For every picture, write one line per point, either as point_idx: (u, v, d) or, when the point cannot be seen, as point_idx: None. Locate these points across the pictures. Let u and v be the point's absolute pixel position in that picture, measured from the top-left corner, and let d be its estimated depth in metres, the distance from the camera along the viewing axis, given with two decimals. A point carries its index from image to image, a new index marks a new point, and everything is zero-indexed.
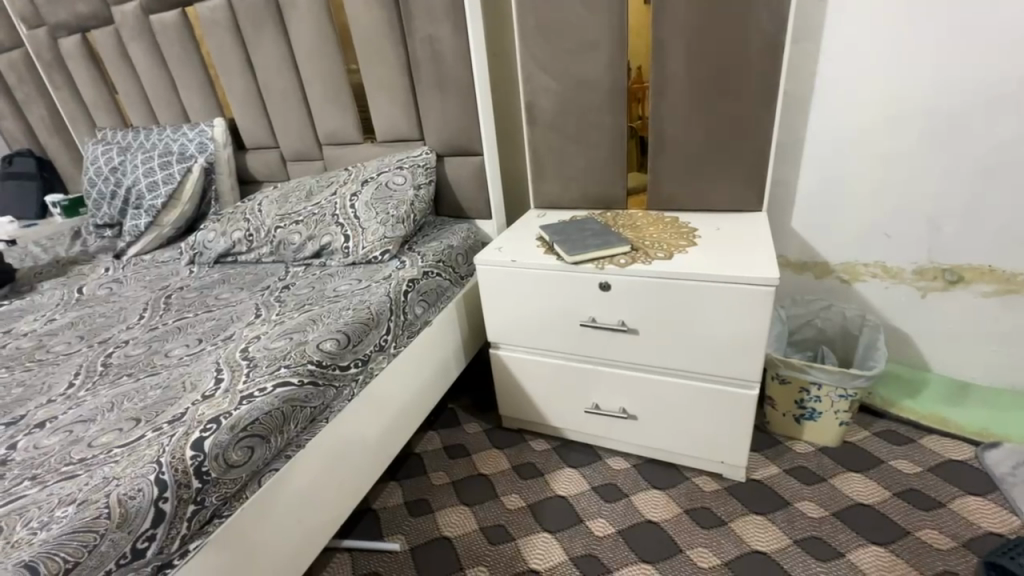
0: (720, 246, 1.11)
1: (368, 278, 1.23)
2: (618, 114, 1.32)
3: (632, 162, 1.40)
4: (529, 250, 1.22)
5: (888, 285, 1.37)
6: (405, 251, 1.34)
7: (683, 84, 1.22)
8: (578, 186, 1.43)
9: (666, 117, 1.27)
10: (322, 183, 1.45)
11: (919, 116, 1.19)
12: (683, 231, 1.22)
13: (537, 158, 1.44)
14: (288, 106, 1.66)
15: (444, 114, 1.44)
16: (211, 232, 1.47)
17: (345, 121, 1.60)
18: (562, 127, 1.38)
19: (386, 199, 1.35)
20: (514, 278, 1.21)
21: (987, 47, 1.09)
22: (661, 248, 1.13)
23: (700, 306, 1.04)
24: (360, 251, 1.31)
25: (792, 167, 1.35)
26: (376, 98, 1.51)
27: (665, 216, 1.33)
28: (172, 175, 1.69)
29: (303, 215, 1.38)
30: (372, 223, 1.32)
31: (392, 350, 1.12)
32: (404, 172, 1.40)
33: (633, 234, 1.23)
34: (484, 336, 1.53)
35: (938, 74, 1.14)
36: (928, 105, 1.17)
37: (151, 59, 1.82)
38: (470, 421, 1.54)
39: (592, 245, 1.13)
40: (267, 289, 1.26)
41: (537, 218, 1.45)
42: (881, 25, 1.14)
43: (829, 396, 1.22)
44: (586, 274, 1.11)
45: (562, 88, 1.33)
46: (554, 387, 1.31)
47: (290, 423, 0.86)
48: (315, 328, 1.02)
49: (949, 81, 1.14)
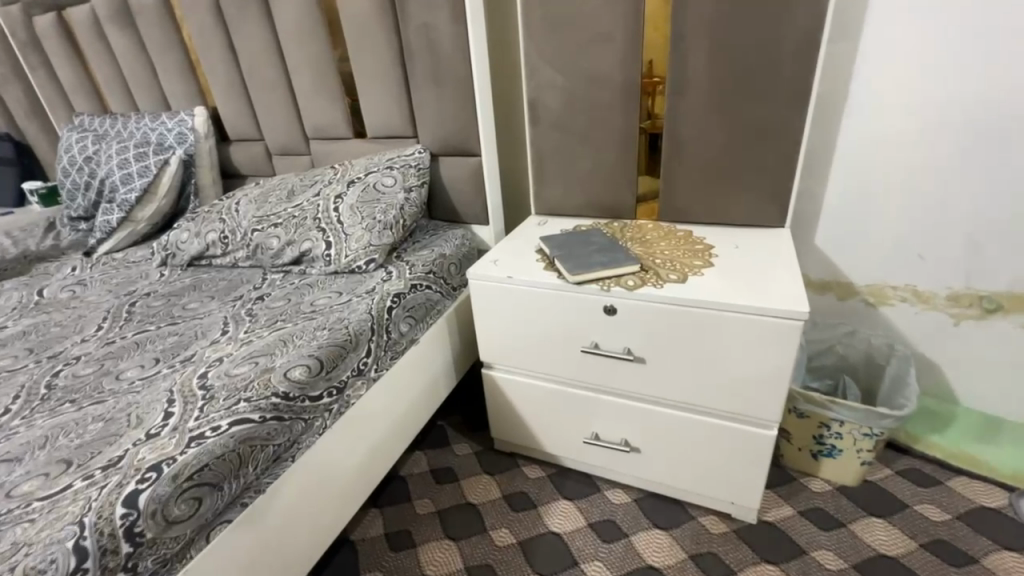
0: (740, 269, 0.99)
1: (350, 291, 1.12)
2: (630, 115, 1.19)
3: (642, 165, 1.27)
4: (527, 264, 1.11)
5: (918, 311, 1.26)
6: (392, 260, 1.24)
7: (704, 84, 1.09)
8: (583, 194, 1.32)
9: (685, 119, 1.14)
10: (306, 183, 1.34)
11: (952, 129, 1.08)
12: (697, 249, 1.11)
13: (539, 162, 1.33)
14: (274, 97, 1.54)
15: (439, 110, 1.32)
16: (185, 232, 1.36)
17: (333, 114, 1.48)
18: (567, 129, 1.26)
19: (374, 203, 1.24)
20: (510, 296, 1.10)
21: (1003, 62, 0.99)
22: (675, 270, 1.02)
23: (716, 337, 0.93)
24: (343, 259, 1.19)
25: (817, 176, 1.23)
26: (366, 90, 1.39)
27: (677, 229, 1.22)
28: (148, 168, 1.57)
29: (282, 217, 1.26)
30: (357, 229, 1.21)
31: (372, 373, 1.02)
32: (395, 174, 1.29)
33: (643, 250, 1.12)
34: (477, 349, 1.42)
35: (977, 82, 1.02)
36: (964, 116, 1.06)
37: (130, 40, 1.69)
38: (460, 441, 1.44)
39: (596, 263, 1.01)
40: (240, 299, 1.15)
41: (537, 227, 1.34)
42: (910, 25, 1.03)
43: (851, 434, 1.11)
44: (589, 296, 1.00)
45: (569, 86, 1.21)
46: (550, 412, 1.21)
47: (247, 465, 0.76)
48: (284, 351, 0.91)
49: (961, 99, 1.05)
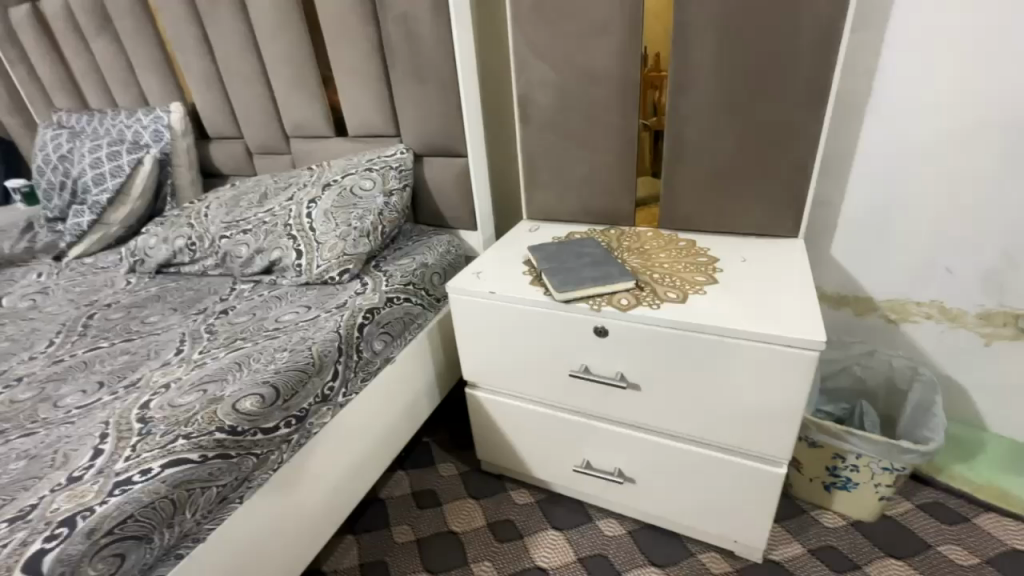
0: (748, 288, 0.89)
1: (319, 305, 1.03)
2: (628, 113, 1.09)
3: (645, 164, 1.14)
4: (512, 277, 1.02)
5: (945, 329, 1.14)
6: (369, 270, 1.15)
7: (710, 79, 0.98)
8: (577, 199, 1.22)
9: (688, 117, 1.03)
10: (280, 185, 1.25)
11: (988, 129, 0.96)
12: (700, 261, 1.00)
13: (530, 164, 1.22)
14: (251, 92, 1.45)
15: (422, 107, 1.22)
16: (153, 237, 1.27)
17: (312, 111, 1.39)
18: (560, 128, 1.15)
19: (350, 208, 1.15)
20: (493, 313, 1.00)
21: None
22: (675, 287, 0.91)
23: (719, 365, 0.83)
24: (316, 269, 1.10)
25: (836, 181, 1.12)
26: (345, 86, 1.29)
27: (679, 238, 1.12)
28: (121, 167, 1.49)
29: (252, 223, 1.17)
30: (330, 236, 1.11)
31: (340, 398, 0.93)
32: (373, 176, 1.20)
33: (640, 262, 1.02)
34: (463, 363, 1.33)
35: (1019, 78, 0.90)
36: (1003, 115, 0.94)
37: (104, 33, 1.61)
38: (445, 461, 1.35)
39: (586, 279, 0.91)
40: (203, 313, 1.07)
41: (528, 233, 1.24)
42: (945, 13, 0.91)
43: (869, 467, 1.01)
44: (578, 315, 0.91)
45: (561, 81, 1.10)
46: (539, 437, 1.11)
47: (184, 512, 0.67)
48: (238, 377, 0.82)
49: (1000, 97, 0.93)
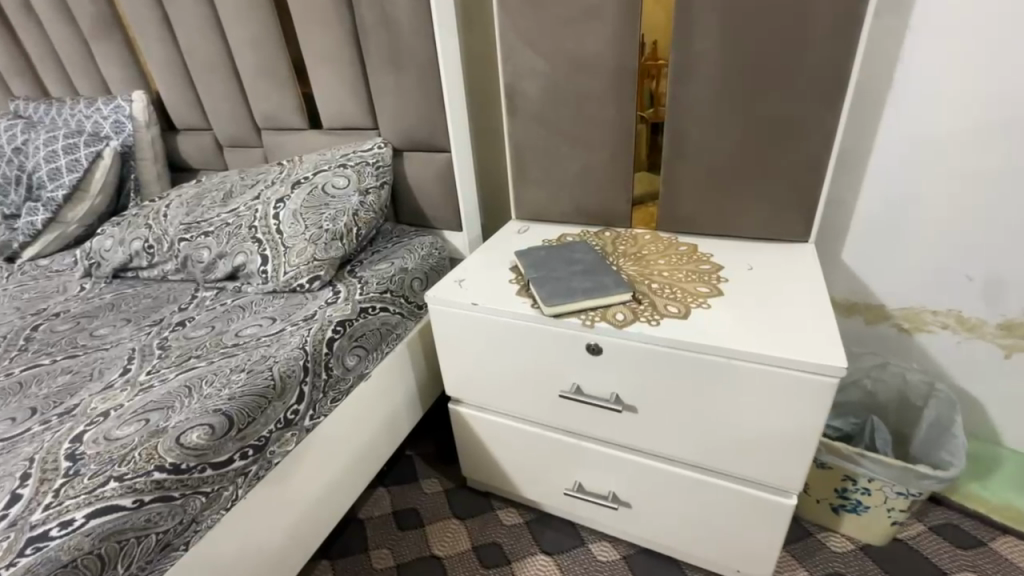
0: (756, 302, 0.80)
1: (285, 317, 0.94)
2: (625, 106, 0.99)
3: (641, 159, 1.05)
4: (498, 287, 0.93)
5: (961, 340, 1.07)
6: (342, 277, 1.05)
7: (715, 69, 0.88)
8: (569, 198, 1.12)
9: (690, 111, 0.94)
10: (247, 183, 1.15)
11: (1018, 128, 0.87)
12: (703, 270, 0.91)
13: (519, 160, 1.13)
14: (217, 80, 1.34)
15: (400, 98, 1.12)
16: (108, 238, 1.17)
17: (284, 101, 1.28)
18: (550, 121, 1.05)
19: (321, 208, 1.05)
20: (477, 326, 0.91)
21: None
22: (675, 300, 0.83)
23: (725, 390, 0.74)
24: (283, 276, 1.01)
25: (849, 181, 1.03)
26: (317, 74, 1.18)
27: (679, 242, 1.03)
28: (77, 162, 1.36)
29: (214, 224, 1.07)
30: (299, 240, 1.02)
31: (306, 422, 0.85)
32: (347, 174, 1.10)
33: (637, 270, 0.93)
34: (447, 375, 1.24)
35: None
36: None
37: (59, 14, 1.48)
38: (429, 476, 1.27)
39: (578, 291, 0.83)
40: (159, 324, 0.97)
41: (516, 235, 1.14)
42: None
43: (881, 491, 0.94)
44: (569, 332, 0.82)
45: (551, 69, 1.00)
46: (527, 457, 1.03)
47: (116, 567, 0.59)
48: (186, 403, 0.73)
49: None
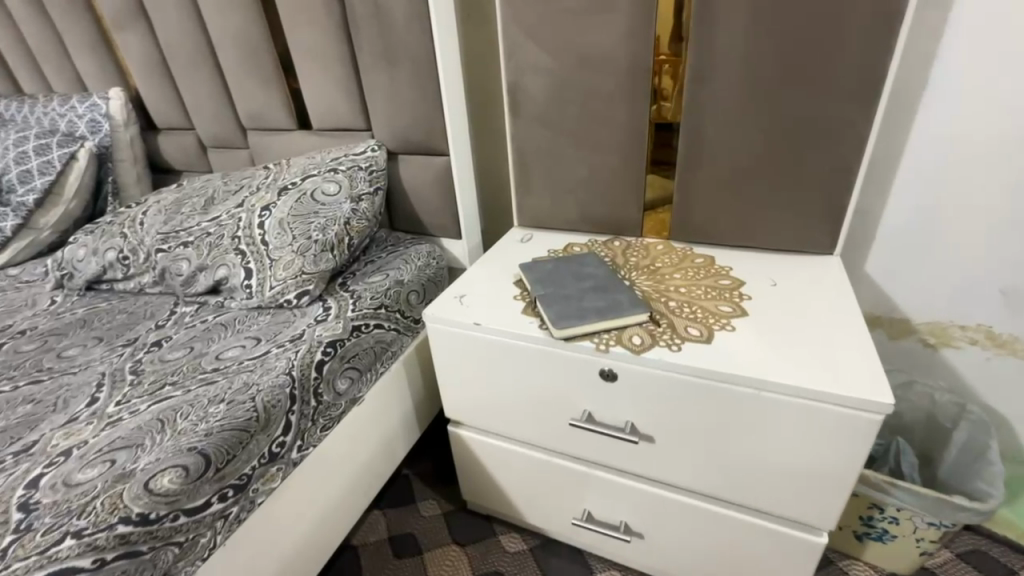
0: (785, 325, 0.74)
1: (271, 337, 0.86)
2: (638, 106, 0.91)
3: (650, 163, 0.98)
4: (501, 304, 0.86)
5: (991, 356, 1.01)
6: (333, 290, 0.98)
7: (737, 68, 0.81)
8: (576, 206, 1.05)
9: (709, 113, 0.86)
10: (230, 188, 1.07)
11: None
12: (723, 286, 0.85)
13: (522, 165, 1.06)
14: (199, 77, 1.26)
15: (394, 98, 1.04)
16: (80, 248, 1.09)
17: (270, 100, 1.20)
18: (556, 124, 0.98)
19: (310, 217, 0.98)
20: (479, 348, 0.84)
21: None
22: (696, 320, 0.76)
23: (754, 423, 0.68)
24: (268, 291, 0.93)
25: (876, 187, 0.96)
26: (305, 71, 1.10)
27: (694, 254, 0.96)
28: (50, 163, 1.27)
29: (194, 233, 0.99)
30: (286, 252, 0.94)
31: (293, 454, 0.77)
32: (338, 179, 1.02)
33: (651, 286, 0.86)
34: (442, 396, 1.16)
35: None
36: None
37: (30, 6, 1.39)
38: (427, 498, 1.20)
39: (590, 312, 0.76)
40: (133, 345, 0.90)
41: (519, 245, 1.07)
42: None
43: (911, 520, 0.88)
44: (580, 356, 0.75)
45: (558, 67, 0.93)
46: (533, 484, 0.97)
47: None
48: (157, 441, 0.66)
49: None
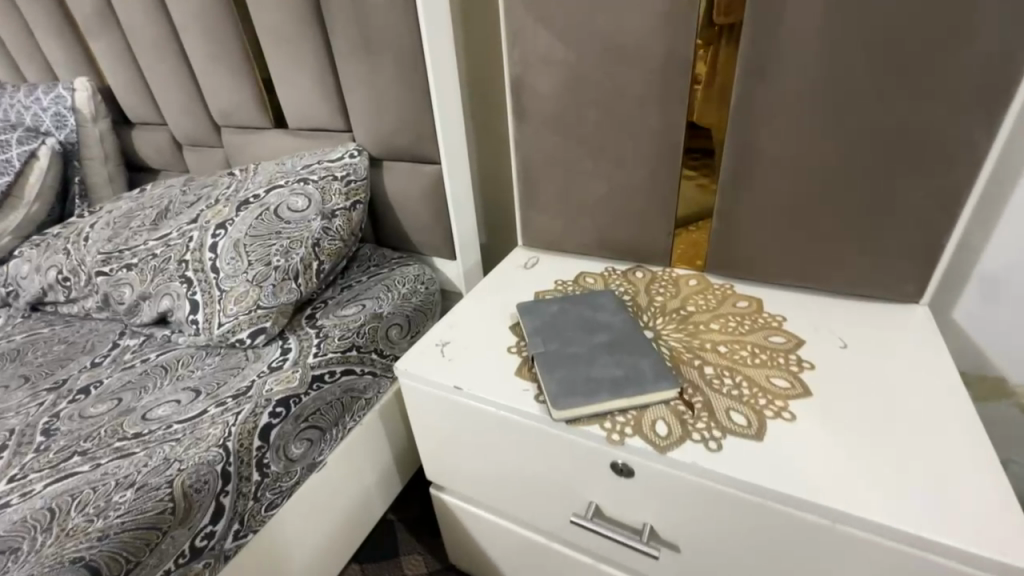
0: (861, 420, 0.56)
1: (212, 389, 0.71)
2: (673, 108, 0.72)
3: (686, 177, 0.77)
4: (491, 359, 0.69)
5: None
6: (297, 326, 0.83)
7: (810, 64, 0.61)
8: (591, 228, 0.87)
9: (767, 122, 0.67)
10: (188, 199, 0.92)
11: None
12: (776, 346, 0.66)
13: (528, 178, 0.87)
14: (167, 67, 1.11)
15: (376, 94, 0.87)
16: (23, 263, 0.96)
17: (240, 94, 1.04)
18: (569, 128, 0.79)
19: (271, 238, 0.82)
20: (462, 415, 0.67)
21: None
22: (740, 400, 0.58)
23: (818, 553, 0.51)
24: (217, 329, 0.78)
25: (980, 217, 0.74)
26: (276, 61, 0.94)
27: (736, 295, 0.77)
28: (7, 162, 1.14)
29: (139, 254, 0.85)
30: (238, 282, 0.79)
31: (225, 545, 0.63)
32: (307, 191, 0.86)
33: (682, 343, 0.68)
34: (416, 462, 0.97)
35: None
36: None
37: None
38: (411, 552, 1.05)
39: (601, 385, 0.59)
40: (58, 389, 0.76)
41: (521, 271, 0.90)
42: None
43: None
44: (587, 444, 0.58)
45: (573, 58, 0.74)
46: (529, 565, 0.80)
47: None
48: (36, 546, 0.52)
49: None
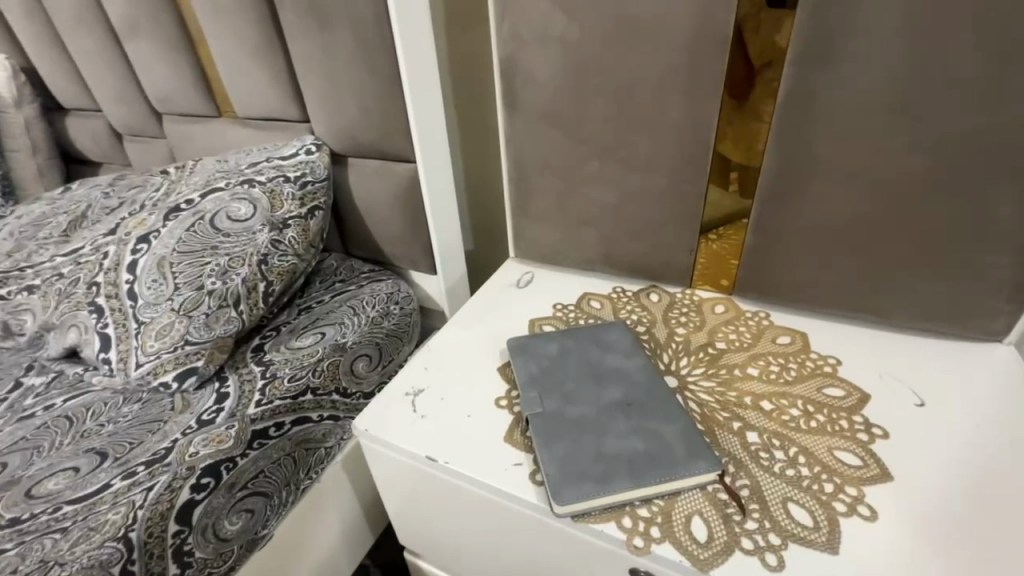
0: (957, 516, 0.43)
1: (121, 452, 0.57)
2: (704, 98, 0.57)
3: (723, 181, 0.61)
4: (476, 417, 0.54)
5: None
6: (241, 363, 0.68)
7: (894, 43, 0.46)
8: (596, 242, 0.72)
9: (829, 117, 0.52)
10: (109, 204, 0.77)
11: None
12: (834, 403, 0.52)
13: (520, 181, 0.72)
14: (94, 44, 0.93)
15: (334, 78, 0.71)
16: None
17: (175, 76, 0.87)
18: (572, 121, 0.64)
19: (203, 255, 0.66)
20: (438, 488, 0.53)
21: None
22: (800, 487, 0.44)
23: None
24: (133, 371, 0.63)
25: None
26: (216, 36, 0.77)
27: (777, 327, 0.63)
28: None
29: (43, 275, 0.69)
30: (160, 312, 0.63)
31: None
32: (252, 196, 0.70)
33: (714, 398, 0.54)
34: (386, 516, 0.83)
35: None
36: None
37: None
38: None
39: (618, 468, 0.45)
40: None
41: (512, 290, 0.75)
42: None
43: None
44: (600, 544, 0.44)
45: (578, 32, 0.58)
46: None
47: None
48: None
49: None
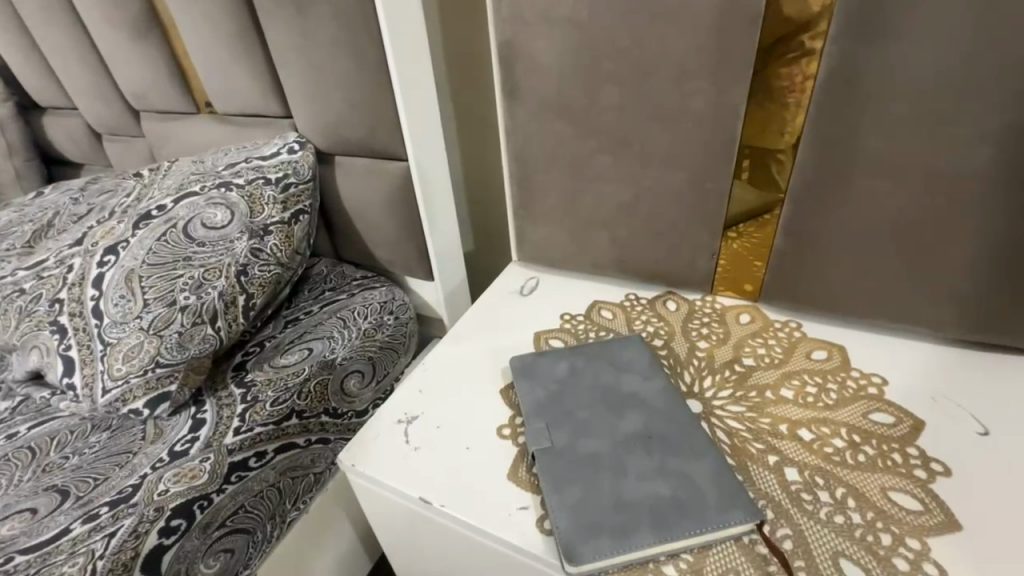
0: None
1: (84, 490, 0.52)
2: (730, 84, 0.50)
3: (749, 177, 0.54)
4: (477, 449, 0.48)
5: None
6: (221, 385, 0.62)
7: (962, 15, 0.39)
8: (607, 246, 0.65)
9: (880, 104, 0.45)
10: (78, 212, 0.71)
11: None
12: (885, 432, 0.46)
13: (523, 180, 0.65)
14: (64, 38, 0.87)
15: (316, 70, 0.65)
16: None
17: (149, 71, 0.81)
18: (580, 113, 0.57)
19: (174, 268, 0.60)
20: (435, 532, 0.47)
21: None
22: (850, 539, 0.39)
23: None
24: (99, 398, 0.57)
25: None
26: (188, 26, 0.71)
27: (812, 340, 0.56)
28: None
29: (4, 291, 0.64)
30: (127, 331, 0.57)
31: None
32: (228, 201, 0.64)
33: (746, 426, 0.48)
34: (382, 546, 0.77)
35: None
36: None
37: None
38: None
39: (641, 521, 0.39)
40: None
41: (516, 298, 0.68)
42: None
43: None
44: None
45: (586, 12, 0.51)
46: None
47: None
48: None
49: None
